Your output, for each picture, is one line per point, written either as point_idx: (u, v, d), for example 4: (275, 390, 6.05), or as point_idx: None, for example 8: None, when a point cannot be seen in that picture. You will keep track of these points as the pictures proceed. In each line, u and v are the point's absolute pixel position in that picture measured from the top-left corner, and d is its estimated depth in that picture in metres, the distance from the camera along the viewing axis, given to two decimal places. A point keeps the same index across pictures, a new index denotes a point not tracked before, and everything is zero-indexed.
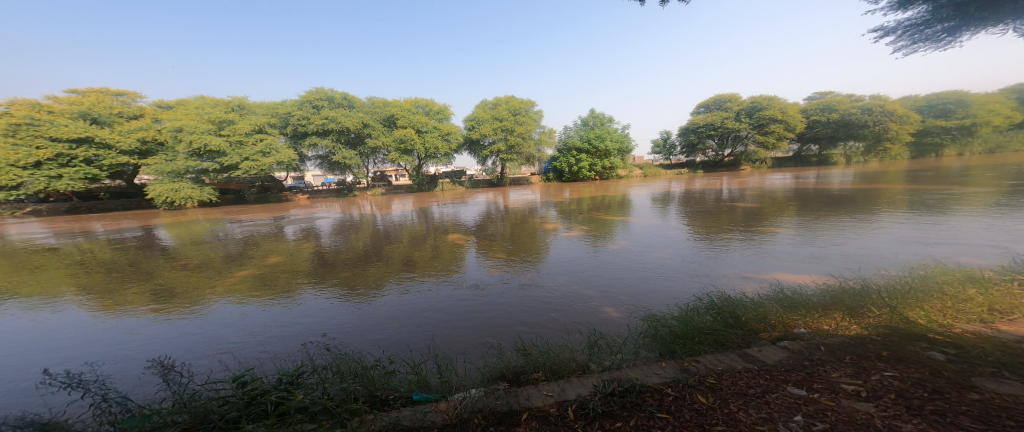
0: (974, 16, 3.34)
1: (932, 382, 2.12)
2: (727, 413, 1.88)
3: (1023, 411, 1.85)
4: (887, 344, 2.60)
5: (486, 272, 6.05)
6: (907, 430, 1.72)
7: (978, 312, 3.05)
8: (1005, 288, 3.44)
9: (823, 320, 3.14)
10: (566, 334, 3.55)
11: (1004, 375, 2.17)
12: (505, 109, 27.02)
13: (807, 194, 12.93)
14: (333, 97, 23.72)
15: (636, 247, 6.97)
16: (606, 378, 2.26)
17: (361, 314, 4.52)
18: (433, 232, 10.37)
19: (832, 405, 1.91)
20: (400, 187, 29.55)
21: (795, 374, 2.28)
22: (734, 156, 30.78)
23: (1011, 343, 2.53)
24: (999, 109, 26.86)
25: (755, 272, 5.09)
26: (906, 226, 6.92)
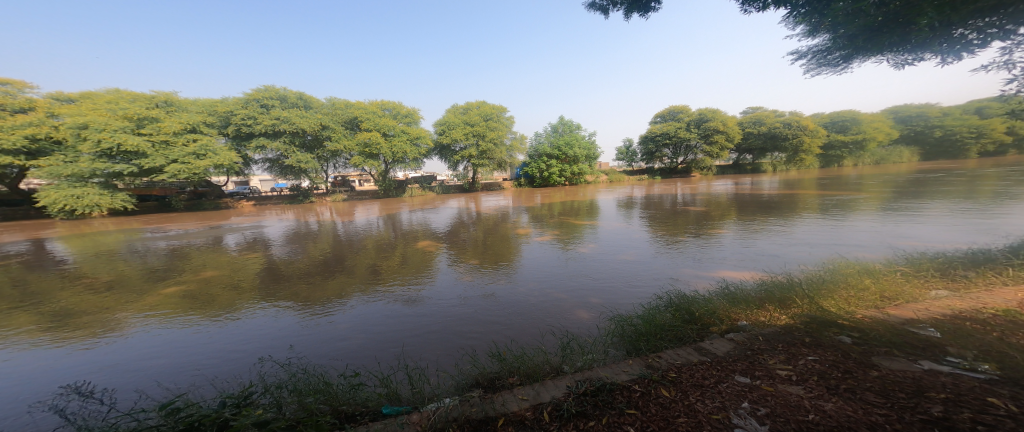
0: (861, 47, 3.91)
1: (843, 363, 2.48)
2: (688, 404, 2.04)
3: (909, 383, 2.25)
4: (809, 331, 3.00)
5: (456, 279, 5.96)
6: (829, 407, 2.00)
7: (874, 299, 3.63)
8: (891, 277, 4.13)
9: (763, 311, 3.53)
10: (540, 336, 3.63)
11: (896, 353, 2.61)
12: (476, 115, 26.99)
13: (746, 198, 14.51)
14: (287, 97, 21.97)
15: (602, 250, 7.32)
16: (578, 379, 2.35)
17: (320, 327, 4.25)
18: (399, 239, 9.99)
19: (772, 390, 2.17)
20: (361, 193, 28.07)
21: (740, 363, 2.55)
22: (687, 164, 33.31)
23: (898, 325, 3.04)
24: (883, 127, 32.02)
25: (706, 270, 5.58)
26: (820, 227, 8.02)
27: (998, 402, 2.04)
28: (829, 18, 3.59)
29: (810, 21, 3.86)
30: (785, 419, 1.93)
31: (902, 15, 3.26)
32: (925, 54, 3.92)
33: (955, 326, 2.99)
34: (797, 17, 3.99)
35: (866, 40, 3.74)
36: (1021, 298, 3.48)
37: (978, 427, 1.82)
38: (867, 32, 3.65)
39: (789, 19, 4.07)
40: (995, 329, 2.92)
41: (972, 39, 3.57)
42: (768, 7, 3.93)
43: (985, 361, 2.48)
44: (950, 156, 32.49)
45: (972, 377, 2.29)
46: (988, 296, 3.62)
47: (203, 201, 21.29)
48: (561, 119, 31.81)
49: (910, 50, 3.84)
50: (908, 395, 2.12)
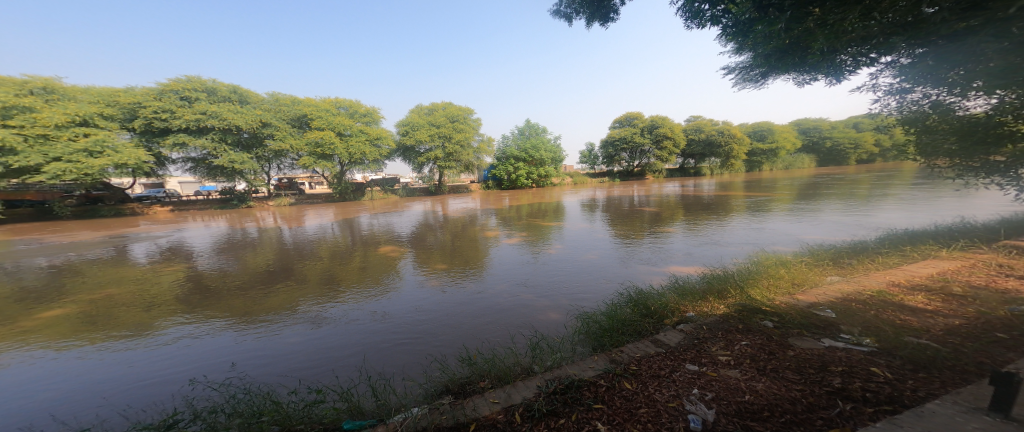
0: (772, 66, 4.49)
1: (768, 345, 2.85)
2: (648, 395, 2.19)
3: (818, 359, 2.66)
4: (741, 318, 3.40)
5: (418, 284, 5.78)
6: (761, 387, 2.30)
7: (787, 285, 4.23)
8: (800, 266, 4.86)
9: (707, 302, 3.93)
10: (510, 337, 3.67)
11: (806, 333, 3.06)
12: (442, 115, 26.36)
13: (695, 199, 15.96)
14: (217, 89, 19.31)
15: (568, 250, 7.59)
16: (548, 378, 2.40)
17: (266, 342, 3.88)
18: (353, 244, 9.38)
19: (715, 375, 2.43)
20: (309, 196, 25.83)
21: (689, 352, 2.80)
22: (642, 167, 35.61)
23: (807, 308, 3.57)
24: (790, 137, 37.28)
25: (657, 266, 6.04)
26: (749, 224, 9.12)
27: (878, 369, 2.51)
28: (750, 38, 4.09)
29: (737, 40, 4.40)
30: (728, 401, 2.18)
31: (800, 41, 3.81)
32: (819, 75, 4.60)
33: (845, 306, 3.61)
34: (727, 36, 4.48)
35: (776, 61, 4.30)
36: (888, 281, 4.34)
37: (867, 395, 2.22)
38: (776, 53, 4.20)
39: (722, 38, 4.58)
40: (874, 308, 3.58)
41: (849, 67, 4.28)
42: (703, 25, 4.39)
43: (867, 335, 3.02)
44: (836, 164, 39.11)
45: (860, 350, 2.79)
46: (867, 279, 4.43)
47: (101, 207, 18.01)
48: (526, 122, 32.30)
49: (809, 72, 4.49)
50: (817, 370, 2.51)
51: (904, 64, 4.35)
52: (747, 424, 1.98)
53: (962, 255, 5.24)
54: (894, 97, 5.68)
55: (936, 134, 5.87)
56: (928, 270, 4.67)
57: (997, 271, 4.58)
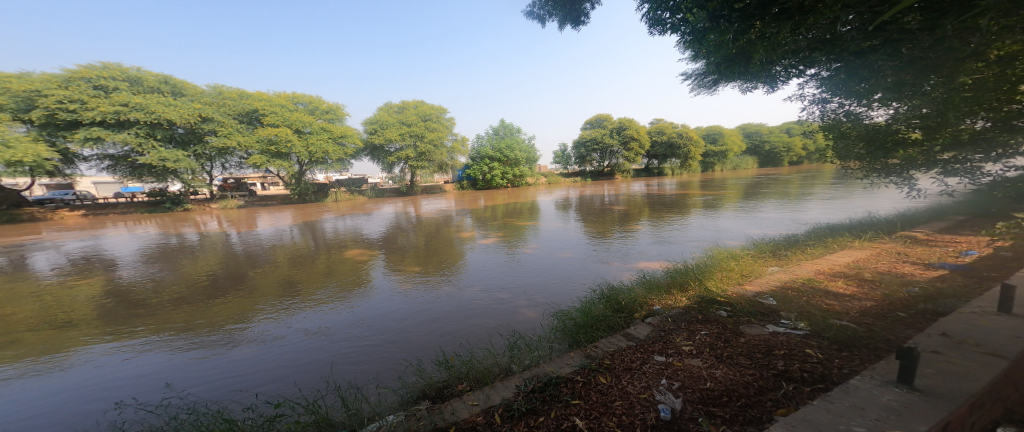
0: (721, 73, 4.87)
1: (725, 333, 3.08)
2: (622, 388, 2.32)
3: (767, 343, 2.91)
4: (700, 309, 3.64)
5: (385, 289, 5.61)
6: (720, 374, 2.49)
7: (737, 277, 4.60)
8: (747, 259, 5.30)
9: (671, 295, 4.16)
10: (488, 339, 3.69)
11: (754, 321, 3.35)
12: (413, 114, 25.59)
13: (661, 197, 16.89)
14: (144, 79, 17.23)
15: (544, 250, 7.66)
16: (526, 377, 2.47)
17: (216, 356, 3.63)
18: (312, 248, 8.83)
19: (681, 365, 2.60)
20: (259, 197, 23.82)
21: (657, 344, 2.96)
22: (611, 168, 36.71)
23: (754, 298, 3.88)
24: (737, 141, 40.65)
25: (627, 263, 6.27)
26: (707, 220, 9.78)
27: (811, 350, 2.80)
28: (704, 45, 4.43)
29: (694, 47, 4.75)
30: (692, 389, 2.34)
31: (745, 52, 4.14)
32: (759, 84, 5.02)
33: (783, 294, 3.99)
34: (686, 43, 4.79)
35: (726, 68, 4.66)
36: (816, 270, 4.86)
37: (804, 374, 2.48)
38: (725, 61, 4.54)
39: (681, 45, 4.91)
40: (807, 295, 3.98)
41: (783, 78, 4.72)
42: (665, 31, 4.65)
43: (802, 320, 3.35)
44: (775, 165, 43.26)
45: (796, 334, 3.11)
46: (800, 269, 4.93)
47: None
48: (501, 122, 32.18)
49: (753, 80, 4.91)
50: (763, 354, 2.75)
51: (824, 77, 4.88)
52: (710, 410, 2.15)
53: (870, 245, 6.02)
54: (815, 107, 6.30)
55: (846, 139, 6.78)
56: (844, 259, 5.28)
57: (897, 259, 5.32)
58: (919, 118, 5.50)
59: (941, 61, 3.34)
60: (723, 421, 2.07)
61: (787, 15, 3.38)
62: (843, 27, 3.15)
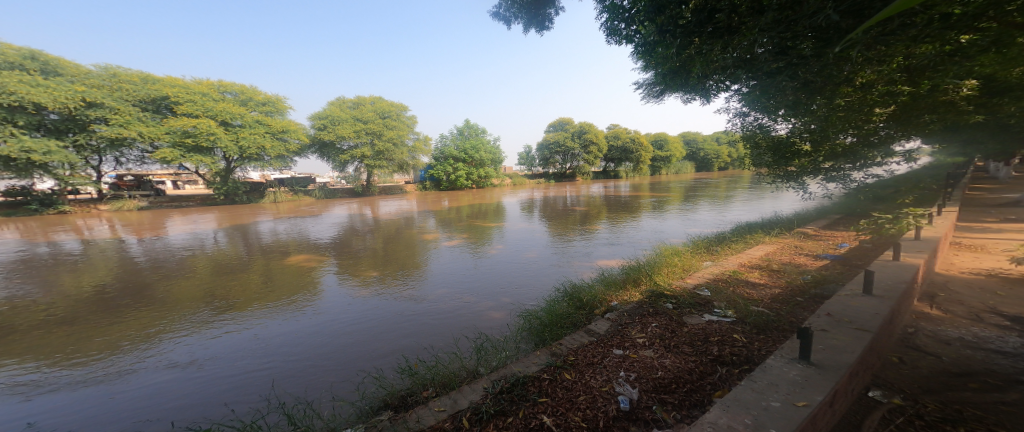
0: (666, 83, 5.25)
1: (672, 325, 3.32)
2: (585, 383, 2.50)
3: (707, 331, 3.19)
4: (651, 302, 3.88)
5: (333, 294, 5.34)
6: (669, 363, 2.70)
7: (679, 271, 5.01)
8: (684, 254, 5.78)
9: (626, 290, 4.40)
10: (453, 342, 3.76)
11: (694, 311, 3.65)
12: (370, 110, 24.16)
13: (619, 198, 17.86)
14: (0, 52, 14.09)
15: (510, 250, 7.67)
16: (494, 378, 2.63)
17: (126, 384, 3.29)
18: (246, 254, 7.95)
19: (636, 357, 2.79)
20: (173, 197, 20.73)
21: (616, 338, 3.14)
22: (572, 170, 37.68)
23: (692, 291, 4.21)
24: (680, 148, 44.34)
25: (588, 261, 6.48)
26: (658, 220, 10.51)
27: (737, 335, 3.12)
28: (654, 57, 4.74)
29: (646, 58, 5.07)
30: (646, 379, 2.52)
31: (686, 66, 4.50)
32: (696, 96, 5.49)
33: (715, 285, 4.41)
34: (639, 54, 5.08)
35: (670, 80, 5.03)
36: (738, 262, 5.46)
37: (734, 357, 2.76)
38: (669, 73, 4.90)
39: (634, 57, 5.22)
40: (733, 286, 4.44)
41: (715, 92, 5.21)
42: (620, 42, 4.93)
43: (730, 309, 3.70)
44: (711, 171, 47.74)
45: (725, 321, 3.44)
46: (726, 262, 5.50)
47: None
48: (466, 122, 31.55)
49: (692, 93, 5.37)
50: (702, 341, 3.01)
51: (744, 93, 5.49)
52: (662, 397, 2.33)
53: (776, 240, 6.93)
54: (737, 119, 7.09)
55: (760, 148, 7.72)
56: (759, 252, 5.99)
57: (795, 251, 6.19)
58: (809, 132, 6.44)
59: (825, 84, 3.88)
60: (674, 407, 2.25)
61: (719, 34, 3.73)
62: (759, 49, 3.50)
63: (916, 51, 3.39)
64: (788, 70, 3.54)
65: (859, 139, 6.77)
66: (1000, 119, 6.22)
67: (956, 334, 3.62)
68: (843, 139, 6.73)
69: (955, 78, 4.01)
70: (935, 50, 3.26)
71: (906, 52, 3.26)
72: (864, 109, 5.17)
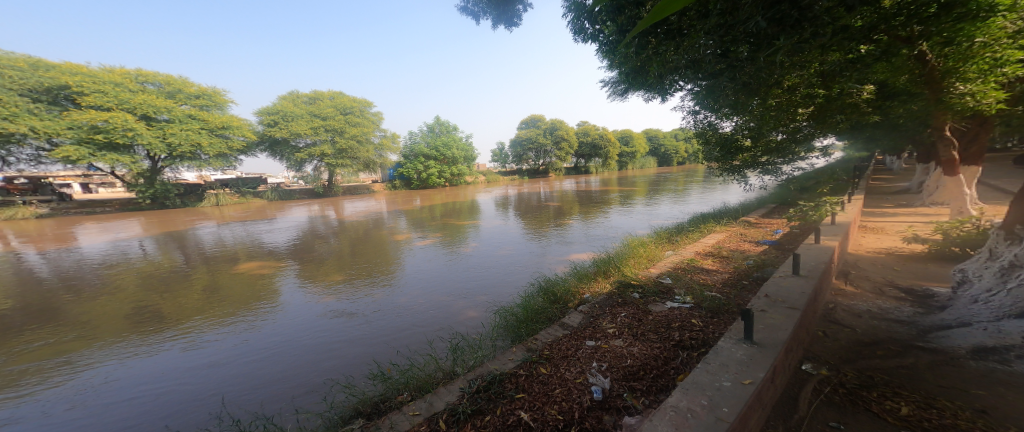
0: (628, 81, 5.42)
1: (639, 314, 3.45)
2: (560, 376, 2.52)
3: (671, 317, 3.35)
4: (618, 293, 4.01)
5: (293, 302, 5.02)
6: (638, 351, 2.79)
7: (643, 261, 5.20)
8: (646, 245, 6.04)
9: (597, 282, 4.52)
10: (428, 343, 3.66)
11: (658, 299, 3.81)
12: (329, 106, 22.82)
13: (589, 193, 18.34)
14: None
15: (486, 247, 7.62)
16: (470, 378, 2.59)
17: (44, 416, 2.92)
18: (186, 264, 7.23)
19: (608, 347, 2.86)
20: (87, 202, 18.27)
21: (589, 330, 3.21)
22: (545, 167, 37.96)
23: (655, 280, 4.39)
24: (645, 144, 46.24)
25: (562, 256, 6.55)
26: (625, 213, 10.91)
27: (695, 320, 3.30)
28: (615, 54, 4.86)
29: (609, 57, 5.19)
30: (616, 368, 2.59)
31: (645, 65, 4.64)
32: (653, 94, 5.70)
33: (676, 273, 4.64)
34: (604, 54, 5.19)
35: (632, 78, 5.19)
36: (694, 250, 5.79)
37: (694, 341, 2.93)
38: (631, 72, 5.06)
39: (599, 56, 5.33)
40: (690, 273, 4.70)
41: (672, 90, 5.41)
42: (586, 41, 5.01)
43: (689, 295, 3.91)
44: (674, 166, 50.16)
45: (684, 307, 3.62)
46: (684, 250, 5.82)
47: None
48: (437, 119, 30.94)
49: (651, 91, 5.56)
50: (666, 327, 3.16)
51: (697, 94, 5.79)
52: (632, 385, 2.40)
53: (726, 228, 7.44)
54: (690, 117, 7.51)
55: (709, 145, 8.24)
56: (711, 241, 6.38)
57: (740, 238, 6.69)
58: (748, 129, 6.96)
59: (760, 85, 4.22)
60: (643, 393, 2.32)
61: (672, 35, 3.87)
62: (705, 51, 3.66)
63: (828, 60, 3.97)
64: (728, 71, 3.76)
65: (788, 135, 7.46)
66: (894, 119, 7.15)
67: (866, 306, 4.09)
68: (777, 136, 7.37)
69: (855, 81, 4.68)
70: (842, 58, 3.89)
71: (821, 60, 3.81)
72: (790, 109, 5.69)
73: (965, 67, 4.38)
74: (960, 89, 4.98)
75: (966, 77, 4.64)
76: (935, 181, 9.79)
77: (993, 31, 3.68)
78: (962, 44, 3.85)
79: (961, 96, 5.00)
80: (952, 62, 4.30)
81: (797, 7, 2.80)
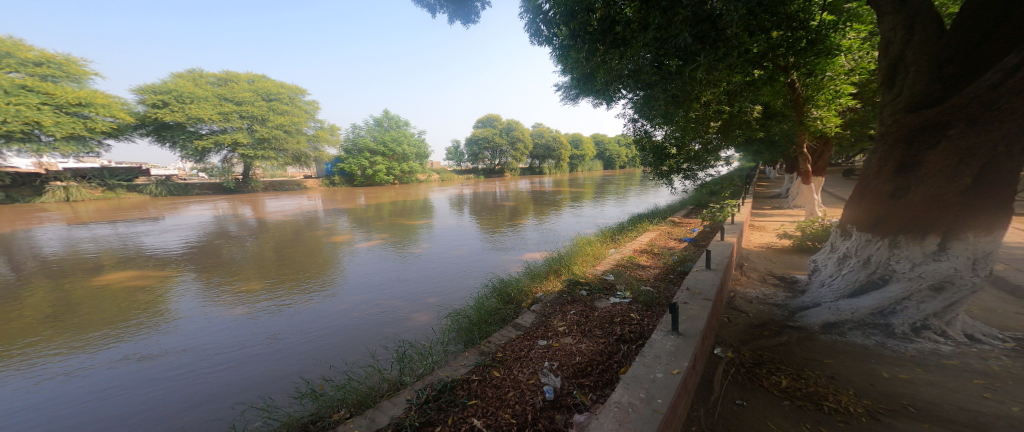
0: (579, 87, 5.62)
1: (586, 311, 3.52)
2: (513, 378, 2.45)
3: (617, 313, 3.46)
4: (568, 291, 4.08)
5: (204, 312, 4.37)
6: (587, 347, 2.82)
7: (590, 259, 5.35)
8: (592, 243, 6.27)
9: (548, 281, 4.55)
10: (369, 353, 3.36)
11: (602, 295, 3.94)
12: (247, 90, 20.33)
13: (540, 193, 18.71)
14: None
15: (439, 248, 7.30)
16: (418, 388, 2.41)
17: None
18: (38, 275, 5.84)
19: (559, 346, 2.85)
20: None
21: (542, 329, 3.19)
22: (501, 166, 37.83)
23: (598, 276, 4.54)
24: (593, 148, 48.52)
25: (517, 255, 6.51)
26: (575, 213, 11.27)
27: (634, 314, 3.44)
28: (567, 59, 5.00)
29: (563, 63, 5.34)
30: (566, 366, 2.58)
31: (593, 73, 4.80)
32: (600, 100, 5.91)
33: (617, 270, 4.86)
34: (557, 58, 5.30)
35: (585, 85, 5.35)
36: (633, 248, 6.12)
37: (636, 333, 3.05)
38: (582, 78, 5.21)
39: (553, 59, 5.44)
40: (629, 269, 4.94)
41: (616, 98, 5.64)
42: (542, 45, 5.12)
43: (629, 289, 4.09)
44: None
45: (624, 302, 3.77)
46: (622, 248, 6.14)
47: None
48: (386, 113, 29.48)
49: (598, 98, 5.76)
50: (610, 322, 3.26)
51: (636, 104, 6.13)
52: (581, 381, 2.40)
53: (657, 227, 8.03)
54: (632, 124, 8.00)
55: (644, 151, 8.82)
56: (646, 238, 6.83)
57: (668, 236, 7.25)
58: (674, 138, 7.63)
59: (684, 99, 4.62)
60: (591, 389, 2.33)
61: (616, 45, 3.98)
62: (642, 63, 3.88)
63: (732, 82, 4.53)
64: (661, 84, 3.92)
65: (703, 145, 8.38)
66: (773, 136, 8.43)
67: (756, 293, 4.62)
68: (696, 148, 8.18)
69: (750, 102, 5.59)
70: (741, 81, 4.47)
71: (729, 80, 4.29)
72: (705, 124, 6.33)
73: (817, 97, 5.86)
74: (814, 114, 6.26)
75: (817, 105, 6.08)
76: (796, 188, 11.66)
77: (835, 68, 5.10)
78: (818, 77, 5.31)
79: (814, 120, 6.27)
80: (811, 91, 5.78)
81: (714, 28, 3.22)
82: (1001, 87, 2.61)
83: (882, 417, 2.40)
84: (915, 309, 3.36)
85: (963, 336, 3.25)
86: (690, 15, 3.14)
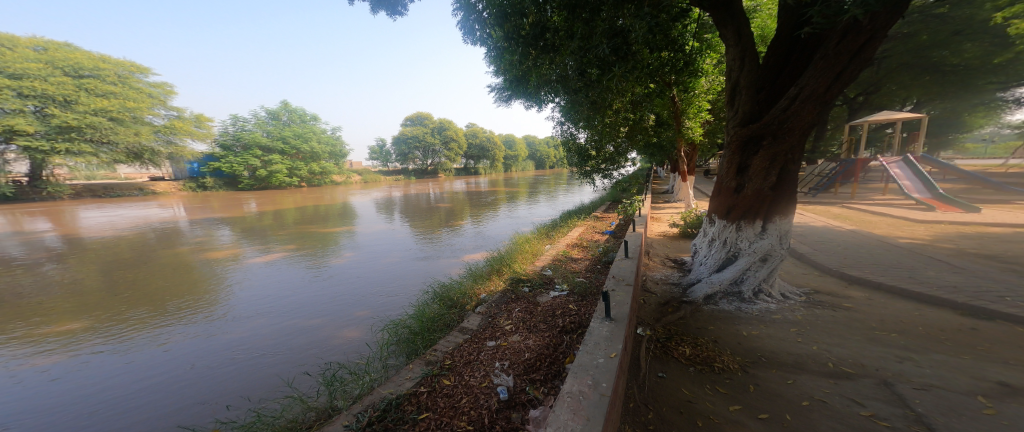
0: (510, 89, 5.64)
1: (530, 307, 3.49)
2: (465, 384, 2.30)
3: (558, 306, 3.49)
4: (512, 290, 4.02)
5: (64, 356, 3.53)
6: (535, 343, 2.78)
7: (529, 256, 5.35)
8: (529, 241, 6.33)
9: (492, 280, 4.45)
10: (285, 383, 2.94)
11: (542, 291, 3.95)
12: (33, 61, 16.10)
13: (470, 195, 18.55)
14: None
15: (369, 256, 6.77)
16: (358, 411, 2.13)
17: None
18: None
19: (508, 345, 2.77)
20: None
21: (488, 331, 3.07)
22: (434, 166, 36.69)
23: (537, 273, 4.56)
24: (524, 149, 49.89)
25: (457, 258, 6.32)
26: (509, 213, 11.36)
27: (572, 305, 3.49)
28: (499, 61, 5.01)
29: (497, 64, 5.29)
30: (517, 363, 2.50)
31: (525, 76, 4.86)
32: (529, 102, 6.00)
33: (555, 265, 4.93)
34: (491, 59, 5.27)
35: (517, 87, 5.33)
36: (568, 243, 6.30)
37: (576, 322, 3.09)
38: (514, 81, 5.21)
39: (486, 59, 5.37)
40: (564, 263, 5.06)
41: (546, 102, 5.77)
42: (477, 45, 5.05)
43: (565, 282, 4.17)
44: None
45: (563, 294, 3.82)
46: (553, 244, 6.29)
47: None
48: (284, 105, 26.59)
49: (528, 100, 5.82)
50: (554, 315, 3.27)
51: (563, 108, 6.34)
52: (532, 377, 2.34)
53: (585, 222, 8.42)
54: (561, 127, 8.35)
55: (569, 152, 9.22)
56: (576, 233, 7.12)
57: (593, 229, 7.64)
58: (591, 140, 8.09)
59: (599, 107, 4.91)
60: (541, 383, 2.29)
61: (547, 50, 4.04)
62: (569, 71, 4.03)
63: (634, 91, 4.97)
64: (585, 90, 4.14)
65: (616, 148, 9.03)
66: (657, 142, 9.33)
67: (659, 275, 4.98)
68: (611, 149, 8.78)
69: (648, 110, 6.13)
70: (643, 91, 4.93)
71: (637, 88, 4.69)
72: (615, 129, 6.86)
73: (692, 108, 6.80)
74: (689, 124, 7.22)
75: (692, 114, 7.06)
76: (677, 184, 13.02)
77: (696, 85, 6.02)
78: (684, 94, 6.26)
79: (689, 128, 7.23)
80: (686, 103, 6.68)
81: (626, 43, 3.45)
82: (786, 111, 3.22)
83: (749, 369, 2.74)
84: (753, 277, 3.91)
85: (780, 294, 3.92)
86: (607, 28, 3.33)
